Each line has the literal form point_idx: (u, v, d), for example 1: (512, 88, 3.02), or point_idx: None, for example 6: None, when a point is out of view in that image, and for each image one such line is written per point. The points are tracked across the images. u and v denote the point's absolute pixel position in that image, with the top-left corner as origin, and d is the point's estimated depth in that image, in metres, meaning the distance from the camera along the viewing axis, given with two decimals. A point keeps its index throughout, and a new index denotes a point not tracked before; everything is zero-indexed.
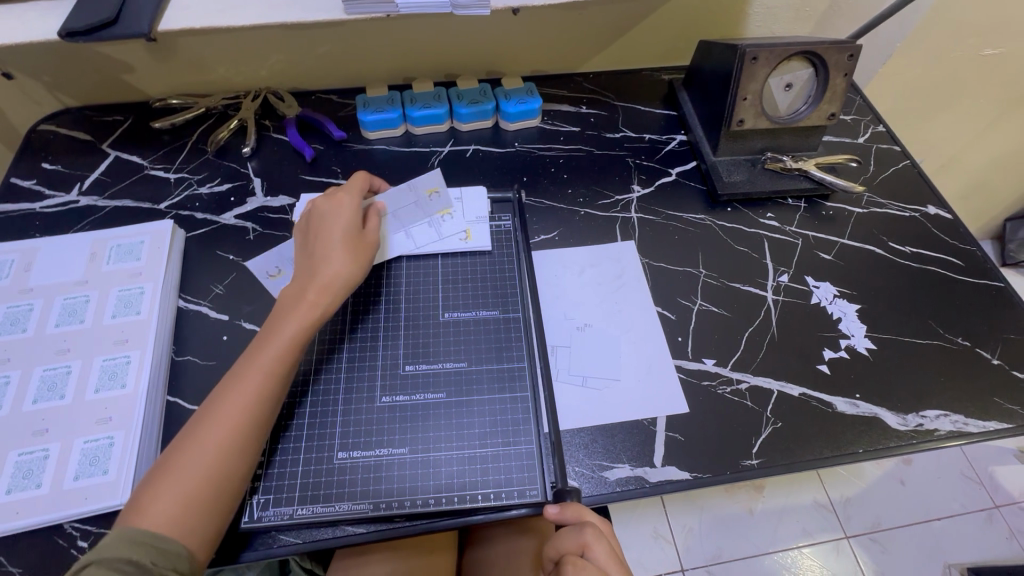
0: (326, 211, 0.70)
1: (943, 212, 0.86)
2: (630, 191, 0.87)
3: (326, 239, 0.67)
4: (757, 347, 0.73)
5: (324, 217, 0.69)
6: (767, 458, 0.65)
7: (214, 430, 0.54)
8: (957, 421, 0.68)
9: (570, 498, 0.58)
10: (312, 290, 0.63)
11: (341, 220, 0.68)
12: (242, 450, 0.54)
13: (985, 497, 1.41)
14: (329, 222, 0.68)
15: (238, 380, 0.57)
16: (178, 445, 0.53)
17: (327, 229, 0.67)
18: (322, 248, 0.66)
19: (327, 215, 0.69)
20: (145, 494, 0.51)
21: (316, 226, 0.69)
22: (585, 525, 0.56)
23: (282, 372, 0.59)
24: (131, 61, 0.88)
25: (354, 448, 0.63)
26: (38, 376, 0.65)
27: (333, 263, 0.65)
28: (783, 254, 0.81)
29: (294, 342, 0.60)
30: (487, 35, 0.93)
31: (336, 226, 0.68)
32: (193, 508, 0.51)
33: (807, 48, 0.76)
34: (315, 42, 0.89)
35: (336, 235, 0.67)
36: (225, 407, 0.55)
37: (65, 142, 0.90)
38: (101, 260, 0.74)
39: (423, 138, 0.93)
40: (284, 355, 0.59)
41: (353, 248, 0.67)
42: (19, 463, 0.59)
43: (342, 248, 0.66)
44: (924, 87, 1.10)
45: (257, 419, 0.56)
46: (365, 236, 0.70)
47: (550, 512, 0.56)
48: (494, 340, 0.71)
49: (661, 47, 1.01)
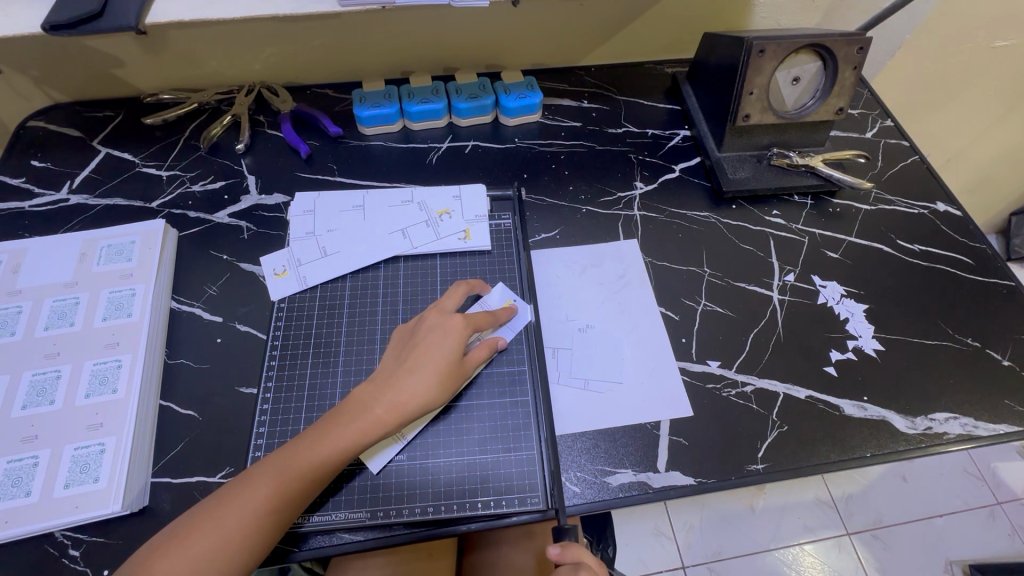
0: (438, 320, 0.64)
1: (952, 209, 0.84)
2: (632, 188, 0.86)
3: (421, 353, 0.61)
4: (762, 348, 0.71)
5: (437, 327, 0.63)
6: (773, 462, 0.63)
7: (243, 508, 0.52)
8: (966, 424, 0.66)
9: (569, 539, 0.56)
10: (390, 398, 0.59)
11: (444, 344, 0.61)
12: (274, 531, 0.53)
13: (987, 493, 1.40)
14: (433, 338, 0.62)
15: (283, 458, 0.55)
16: (217, 506, 0.53)
17: (425, 344, 0.61)
18: (414, 357, 0.61)
19: (439, 327, 0.63)
20: (170, 543, 0.51)
21: (426, 330, 0.63)
22: (583, 567, 0.54)
23: (333, 467, 0.56)
24: (121, 55, 0.86)
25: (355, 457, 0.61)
26: (27, 381, 0.63)
27: (415, 387, 0.59)
28: (789, 252, 0.80)
29: (356, 445, 0.57)
30: (486, 27, 0.90)
31: (438, 345, 0.61)
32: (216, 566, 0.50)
33: (816, 40, 0.74)
34: (310, 35, 0.86)
35: (429, 358, 0.60)
36: (265, 481, 0.54)
37: (54, 139, 0.88)
38: (91, 261, 0.73)
39: (420, 134, 0.91)
40: (335, 460, 0.56)
41: (443, 378, 0.60)
42: (8, 471, 0.58)
43: (429, 374, 0.60)
44: (932, 79, 1.08)
45: (296, 504, 0.55)
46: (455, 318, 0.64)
47: (549, 554, 0.55)
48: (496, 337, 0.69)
49: (664, 39, 0.99)
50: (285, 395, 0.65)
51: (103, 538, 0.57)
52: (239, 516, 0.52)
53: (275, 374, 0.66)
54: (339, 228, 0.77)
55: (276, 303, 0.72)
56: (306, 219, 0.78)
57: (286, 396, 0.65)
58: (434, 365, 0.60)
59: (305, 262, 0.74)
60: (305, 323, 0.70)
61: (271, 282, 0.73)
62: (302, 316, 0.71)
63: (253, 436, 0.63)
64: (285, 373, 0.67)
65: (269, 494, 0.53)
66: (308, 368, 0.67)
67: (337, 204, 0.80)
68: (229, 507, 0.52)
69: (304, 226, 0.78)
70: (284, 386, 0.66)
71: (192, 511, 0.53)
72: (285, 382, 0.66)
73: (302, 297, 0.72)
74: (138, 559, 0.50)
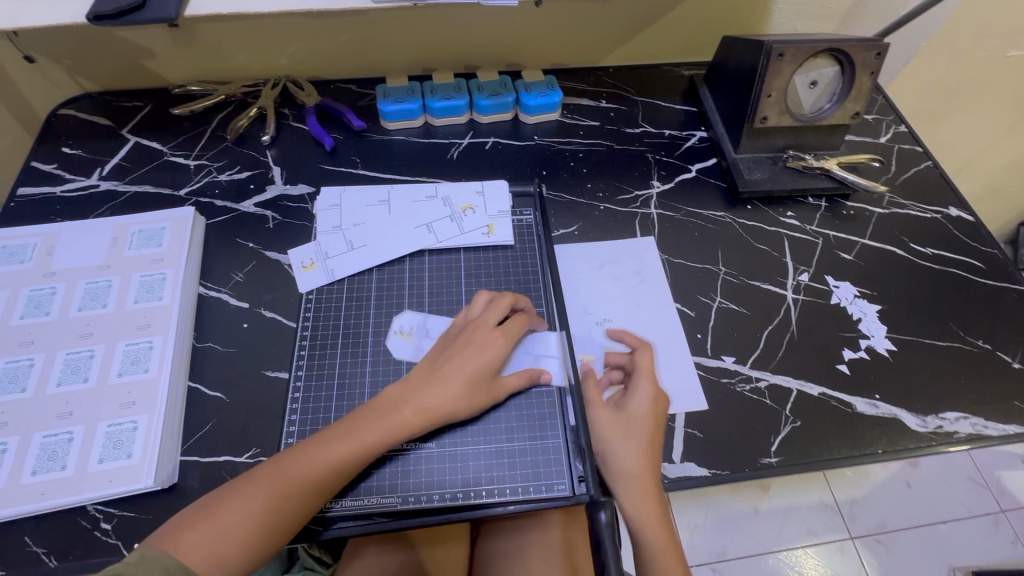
0: (479, 333, 0.64)
1: (965, 214, 0.86)
2: (650, 187, 0.87)
3: (455, 367, 0.61)
4: (777, 345, 0.73)
5: (473, 341, 0.63)
6: (785, 456, 0.65)
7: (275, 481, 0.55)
8: (976, 423, 0.67)
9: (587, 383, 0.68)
10: (419, 402, 0.59)
11: (479, 358, 0.62)
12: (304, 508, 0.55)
13: (991, 501, 1.41)
14: (470, 353, 0.62)
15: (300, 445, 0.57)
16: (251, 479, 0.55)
17: (463, 359, 0.62)
18: (446, 370, 0.61)
19: (477, 341, 0.63)
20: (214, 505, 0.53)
21: (464, 342, 0.63)
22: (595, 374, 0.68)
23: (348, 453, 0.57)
24: (153, 46, 0.88)
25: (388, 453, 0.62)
26: (62, 359, 0.65)
27: (444, 394, 0.60)
28: (804, 253, 0.81)
29: (390, 442, 0.58)
30: (508, 26, 0.92)
31: (474, 360, 0.62)
32: (231, 558, 0.51)
33: (834, 45, 0.76)
34: (336, 30, 0.89)
35: (462, 372, 0.61)
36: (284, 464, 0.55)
37: (84, 127, 0.90)
38: (122, 245, 0.75)
39: (442, 130, 0.92)
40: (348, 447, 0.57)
41: (472, 391, 0.61)
42: (44, 445, 0.60)
43: (460, 384, 0.60)
44: (946, 86, 1.09)
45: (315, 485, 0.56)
46: (490, 336, 0.63)
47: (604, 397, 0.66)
48: (530, 350, 0.69)
49: (682, 42, 1.00)
50: (316, 382, 0.67)
51: (133, 512, 0.59)
52: (263, 494, 0.54)
53: (304, 362, 0.68)
54: (365, 222, 0.79)
55: (305, 291, 0.73)
56: (331, 214, 0.80)
57: (316, 384, 0.67)
58: (467, 377, 0.61)
59: (332, 255, 0.76)
60: (334, 315, 0.72)
61: (299, 275, 0.74)
62: (331, 307, 0.72)
63: (281, 419, 0.65)
64: (315, 363, 0.68)
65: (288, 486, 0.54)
66: (337, 358, 0.69)
67: (363, 198, 0.82)
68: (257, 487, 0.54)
69: (329, 220, 0.79)
70: (314, 375, 0.67)
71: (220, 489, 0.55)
72: (315, 370, 0.68)
73: (330, 289, 0.74)
74: (181, 518, 0.53)
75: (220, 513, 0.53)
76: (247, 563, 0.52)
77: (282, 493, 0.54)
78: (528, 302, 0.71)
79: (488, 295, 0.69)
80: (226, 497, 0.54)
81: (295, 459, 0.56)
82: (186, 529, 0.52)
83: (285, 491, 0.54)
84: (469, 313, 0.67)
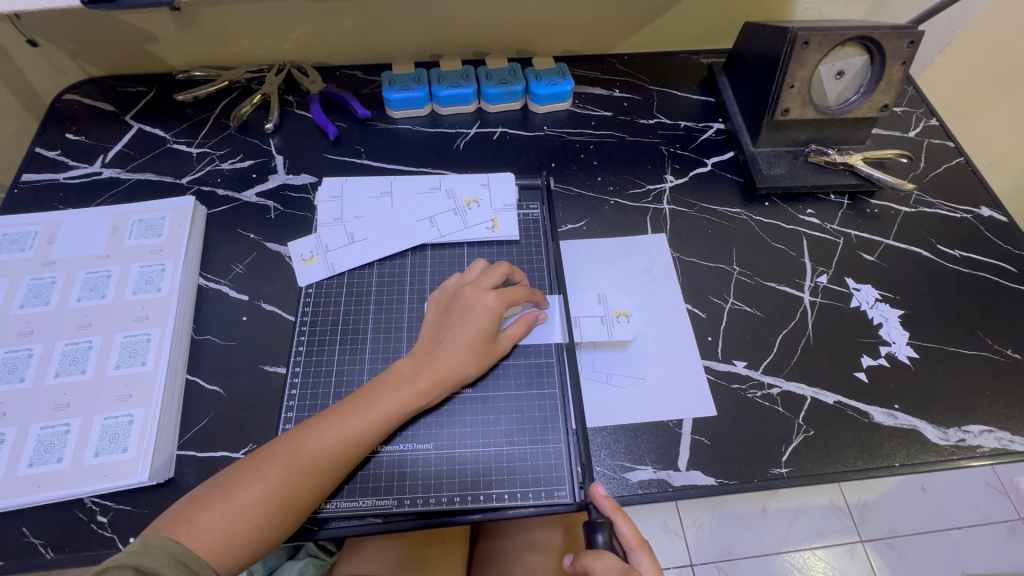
0: (474, 297, 0.64)
1: (998, 214, 0.81)
2: (662, 181, 0.84)
3: (459, 330, 0.62)
4: (791, 350, 0.70)
5: (470, 305, 0.63)
6: (796, 467, 0.62)
7: (279, 467, 0.53)
8: (1002, 437, 0.64)
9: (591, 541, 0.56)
10: (430, 371, 0.60)
11: (478, 321, 0.62)
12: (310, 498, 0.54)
13: (1010, 508, 1.36)
14: (468, 316, 0.63)
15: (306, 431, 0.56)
16: (256, 465, 0.54)
17: (464, 322, 0.63)
18: (451, 336, 0.62)
19: (472, 304, 0.63)
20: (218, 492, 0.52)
21: (461, 308, 0.64)
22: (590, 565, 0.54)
23: (355, 437, 0.56)
24: (156, 29, 0.86)
25: (391, 436, 0.62)
26: (60, 350, 0.65)
27: (453, 357, 0.61)
28: (823, 253, 0.77)
29: (396, 416, 0.58)
30: (518, 10, 0.89)
31: (474, 323, 0.62)
32: (239, 539, 0.51)
33: (862, 33, 0.71)
34: (342, 14, 0.86)
35: (467, 335, 0.62)
36: (288, 451, 0.54)
37: (88, 112, 0.89)
38: (123, 235, 0.74)
39: (449, 119, 0.90)
40: (355, 428, 0.56)
41: (477, 351, 0.62)
42: (41, 437, 0.59)
43: (465, 348, 0.62)
44: (981, 76, 1.03)
45: (322, 476, 0.54)
46: (487, 297, 0.64)
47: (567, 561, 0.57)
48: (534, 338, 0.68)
49: (701, 28, 0.96)
50: (313, 380, 0.65)
51: (129, 506, 0.58)
52: (268, 481, 0.53)
53: (302, 360, 0.67)
54: (367, 215, 0.77)
55: (303, 286, 0.72)
56: (334, 205, 0.78)
57: (314, 382, 0.65)
58: (472, 337, 0.62)
59: (332, 249, 0.74)
60: (332, 310, 0.70)
61: (299, 268, 0.73)
62: (330, 302, 0.71)
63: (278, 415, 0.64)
64: (312, 360, 0.67)
65: (291, 475, 0.53)
66: (335, 356, 0.67)
67: (366, 189, 0.80)
68: (262, 474, 0.53)
69: (331, 211, 0.77)
70: (311, 372, 0.66)
71: (224, 473, 0.54)
72: (312, 369, 0.66)
73: (330, 282, 0.72)
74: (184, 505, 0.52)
75: (225, 499, 0.52)
76: (254, 549, 0.52)
77: (286, 480, 0.53)
78: (522, 276, 0.69)
79: (484, 264, 0.68)
80: (232, 482, 0.53)
81: (298, 445, 0.55)
82: (189, 516, 0.51)
83: (290, 477, 0.53)
84: (462, 280, 0.67)
